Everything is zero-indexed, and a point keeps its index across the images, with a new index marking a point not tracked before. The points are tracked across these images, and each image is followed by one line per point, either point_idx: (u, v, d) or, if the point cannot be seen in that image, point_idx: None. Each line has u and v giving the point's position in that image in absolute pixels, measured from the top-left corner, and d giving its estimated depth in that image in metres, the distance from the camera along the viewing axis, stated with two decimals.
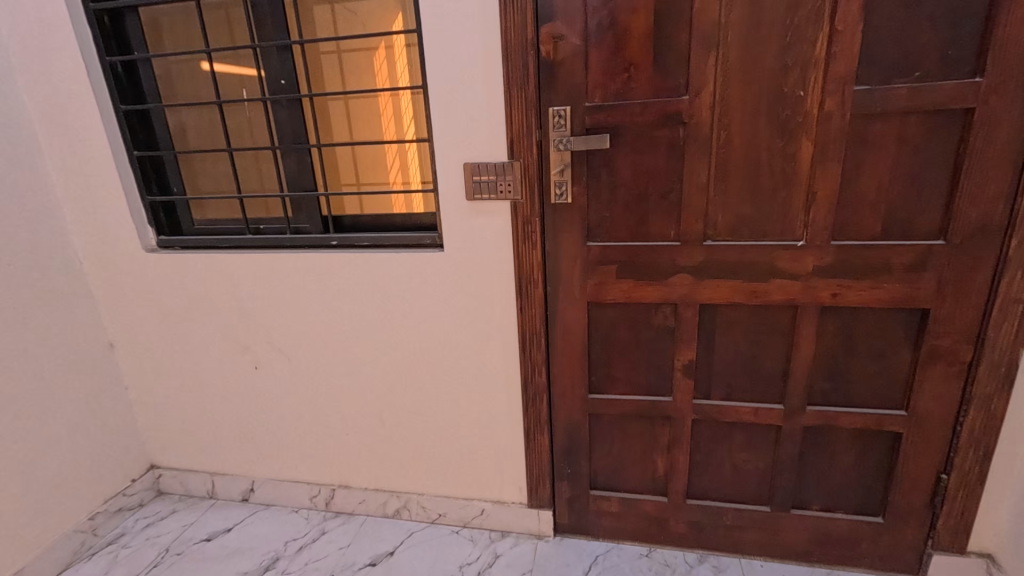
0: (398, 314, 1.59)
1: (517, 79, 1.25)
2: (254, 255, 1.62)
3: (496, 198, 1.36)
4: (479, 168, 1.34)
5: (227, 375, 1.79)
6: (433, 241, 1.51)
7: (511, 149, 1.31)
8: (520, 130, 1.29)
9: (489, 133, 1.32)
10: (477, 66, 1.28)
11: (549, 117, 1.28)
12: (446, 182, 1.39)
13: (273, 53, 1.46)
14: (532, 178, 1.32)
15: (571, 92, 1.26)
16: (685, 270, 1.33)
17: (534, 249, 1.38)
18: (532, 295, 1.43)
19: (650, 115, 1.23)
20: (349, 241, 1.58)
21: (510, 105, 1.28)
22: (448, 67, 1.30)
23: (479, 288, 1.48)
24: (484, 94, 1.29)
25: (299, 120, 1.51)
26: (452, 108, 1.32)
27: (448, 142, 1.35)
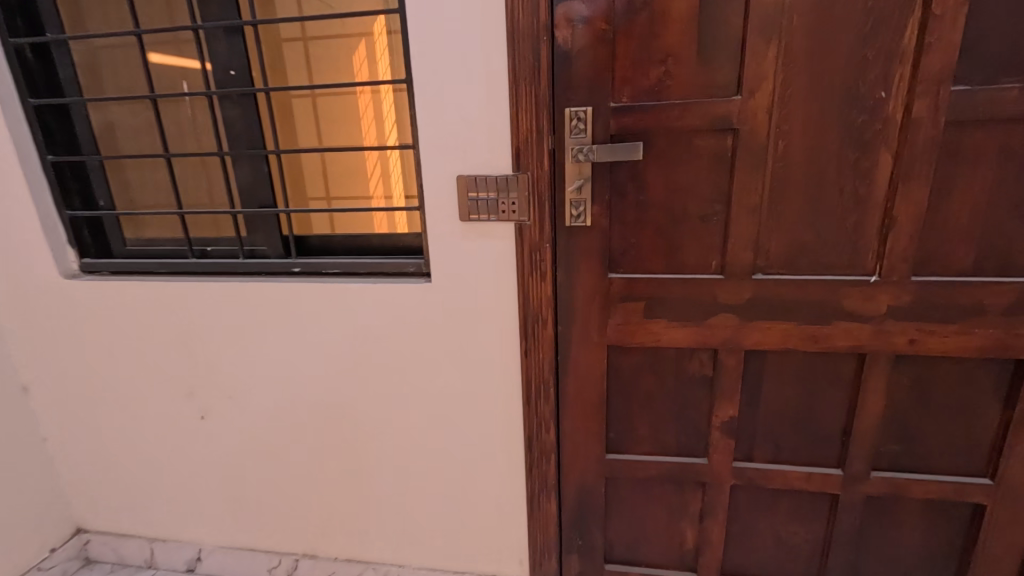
0: (374, 355, 1.31)
1: (526, 73, 1.00)
2: (198, 283, 1.33)
3: (497, 219, 1.10)
4: (476, 182, 1.08)
5: (165, 427, 1.47)
6: (418, 269, 1.24)
7: (516, 159, 1.06)
8: (529, 136, 1.03)
9: (489, 139, 1.06)
10: (475, 55, 1.02)
11: (565, 120, 1.03)
12: (435, 198, 1.13)
13: (220, 37, 1.18)
14: (543, 196, 1.07)
15: (593, 89, 1.01)
16: (730, 308, 1.08)
17: (544, 281, 1.13)
18: (540, 337, 1.17)
19: (692, 119, 0.99)
20: (315, 267, 1.30)
21: (516, 104, 1.02)
22: (439, 56, 1.04)
23: (475, 327, 1.21)
24: (485, 91, 1.04)
25: (253, 120, 1.23)
26: (444, 107, 1.06)
27: (437, 149, 1.09)
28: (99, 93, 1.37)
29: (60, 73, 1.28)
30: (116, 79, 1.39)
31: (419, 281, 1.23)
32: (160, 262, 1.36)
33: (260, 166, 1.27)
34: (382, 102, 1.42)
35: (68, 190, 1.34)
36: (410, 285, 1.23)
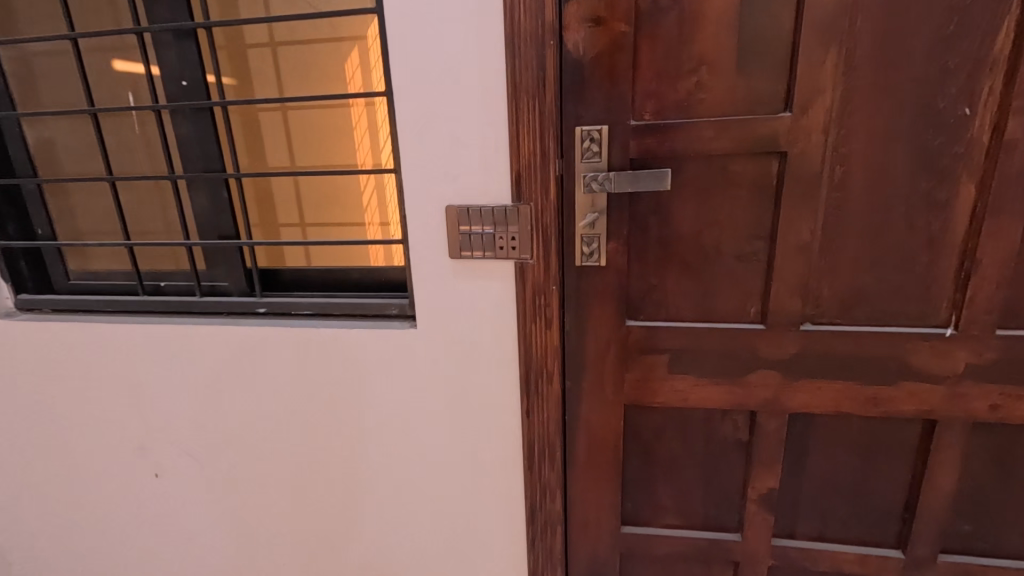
0: (351, 410, 1.13)
1: (529, 84, 0.83)
2: (148, 324, 1.15)
3: (493, 257, 0.93)
4: (468, 213, 0.91)
5: (113, 485, 1.29)
6: (401, 311, 1.06)
7: (516, 187, 0.88)
8: (532, 159, 0.86)
9: (484, 163, 0.89)
10: (466, 63, 0.85)
11: (575, 142, 0.85)
12: (419, 230, 0.95)
13: (169, 42, 1.00)
14: (548, 230, 0.89)
15: (609, 104, 0.83)
16: (772, 364, 0.91)
17: (549, 329, 0.95)
18: (544, 393, 0.99)
19: (729, 139, 0.81)
20: (283, 307, 1.12)
21: (516, 122, 0.85)
22: (425, 63, 0.86)
23: (467, 380, 1.04)
24: (479, 105, 0.86)
25: (209, 138, 1.05)
26: (431, 124, 0.89)
27: (422, 174, 0.92)
28: (36, 105, 1.20)
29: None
30: (58, 90, 1.22)
31: (402, 326, 1.05)
32: (106, 299, 1.19)
33: (219, 191, 1.09)
34: (377, 112, 1.26)
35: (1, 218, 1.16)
36: (391, 331, 1.04)
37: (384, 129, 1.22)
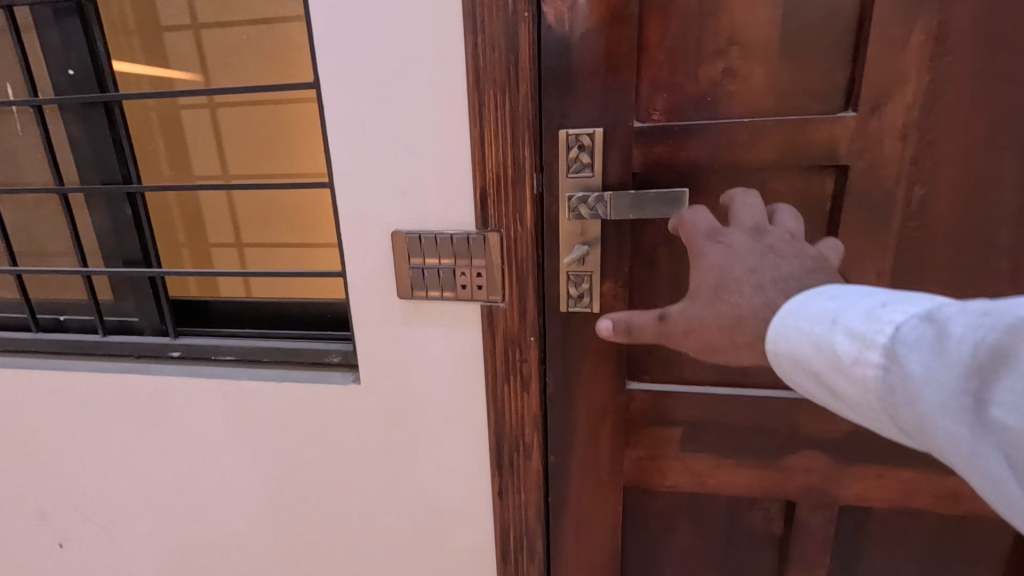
0: (285, 484, 0.90)
1: (497, 70, 0.61)
2: (36, 369, 0.93)
3: (454, 298, 0.71)
4: (419, 242, 0.70)
5: (15, 555, 1.08)
6: (343, 359, 0.84)
7: (481, 209, 0.67)
8: (501, 172, 0.65)
9: (438, 176, 0.67)
10: (410, 40, 0.63)
11: (559, 150, 0.64)
12: (360, 262, 0.74)
13: (49, 21, 0.79)
14: (523, 265, 0.68)
15: (604, 100, 0.62)
16: (820, 444, 0.69)
17: (526, 392, 0.73)
18: (522, 471, 0.77)
19: (769, 148, 0.59)
20: (201, 351, 0.90)
21: (479, 122, 0.63)
22: (358, 42, 0.65)
23: (425, 450, 0.81)
24: (430, 98, 0.64)
25: (105, 141, 0.84)
26: (368, 125, 0.67)
27: (360, 190, 0.70)
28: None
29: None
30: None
31: (344, 379, 0.82)
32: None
33: (122, 207, 0.87)
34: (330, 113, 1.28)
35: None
36: (330, 384, 0.82)
37: None
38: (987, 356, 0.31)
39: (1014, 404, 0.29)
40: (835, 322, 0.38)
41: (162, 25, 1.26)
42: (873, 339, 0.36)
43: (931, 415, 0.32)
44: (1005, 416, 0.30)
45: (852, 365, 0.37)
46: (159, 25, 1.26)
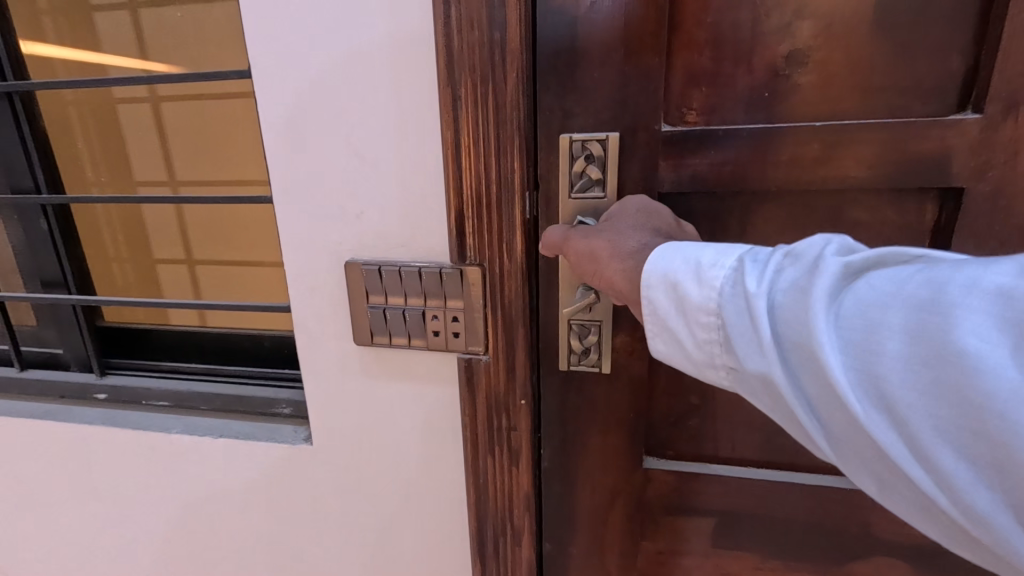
0: (209, 567, 0.71)
1: (482, 54, 0.45)
2: None
3: (423, 348, 0.55)
4: (380, 278, 0.54)
5: None
6: (294, 411, 0.67)
7: (457, 237, 0.51)
8: (483, 189, 0.49)
9: (402, 194, 0.51)
10: (364, 10, 0.47)
11: (560, 160, 0.48)
12: (305, 298, 0.57)
13: None
14: (510, 312, 0.52)
15: (624, 95, 0.46)
16: (896, 547, 0.54)
17: (515, 466, 0.57)
18: (510, 562, 0.61)
19: (849, 164, 0.44)
20: (132, 394, 0.73)
21: (454, 120, 0.47)
22: (298, 12, 0.48)
23: (393, 535, 0.64)
24: (391, 90, 0.48)
25: (12, 140, 0.68)
26: (313, 124, 0.51)
27: (306, 207, 0.54)
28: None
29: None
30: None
31: (292, 438, 0.64)
32: None
33: (36, 219, 0.72)
34: None
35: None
36: (275, 445, 0.64)
37: None
38: (786, 256, 0.32)
39: (800, 288, 0.30)
40: (694, 244, 0.37)
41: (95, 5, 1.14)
42: (716, 251, 0.35)
43: (748, 307, 0.31)
44: (795, 300, 0.30)
45: (687, 274, 0.35)
46: (90, 6, 1.15)
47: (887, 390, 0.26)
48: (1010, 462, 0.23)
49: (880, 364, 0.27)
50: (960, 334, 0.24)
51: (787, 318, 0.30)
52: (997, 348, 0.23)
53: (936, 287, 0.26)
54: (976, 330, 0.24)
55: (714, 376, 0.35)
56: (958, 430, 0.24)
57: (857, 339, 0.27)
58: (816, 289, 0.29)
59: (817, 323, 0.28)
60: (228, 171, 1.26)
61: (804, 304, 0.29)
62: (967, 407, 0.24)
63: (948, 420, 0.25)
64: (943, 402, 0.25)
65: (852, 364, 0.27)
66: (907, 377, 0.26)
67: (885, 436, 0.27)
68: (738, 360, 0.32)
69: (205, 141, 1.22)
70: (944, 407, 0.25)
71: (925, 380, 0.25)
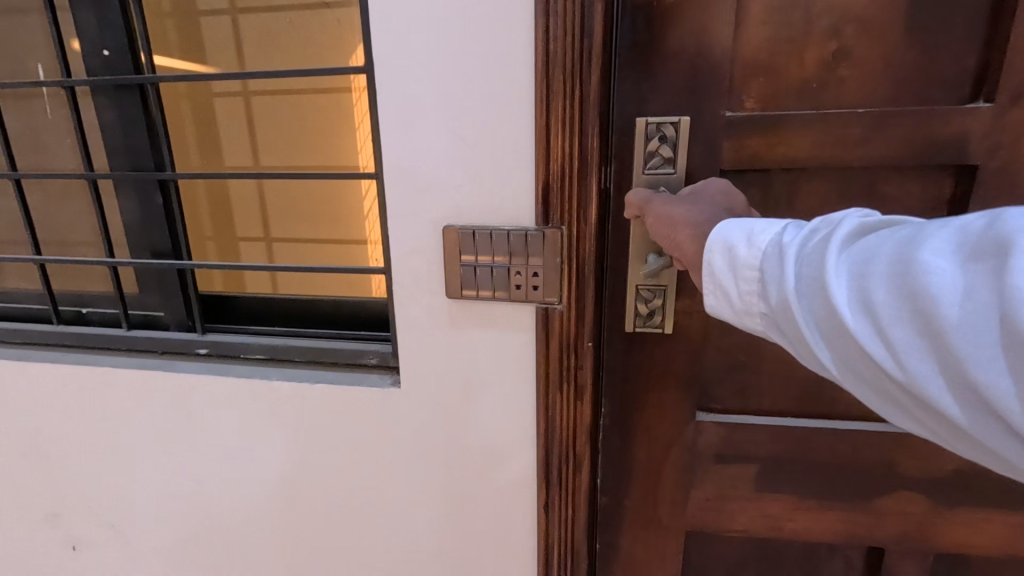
0: (298, 505, 0.80)
1: (572, 47, 0.54)
2: (58, 362, 0.84)
3: (508, 300, 0.64)
4: (474, 239, 0.62)
5: (23, 564, 0.97)
6: (382, 361, 0.75)
7: (542, 205, 0.60)
8: (565, 161, 0.58)
9: (496, 168, 0.60)
10: (473, 13, 0.56)
11: (635, 138, 0.58)
12: (406, 258, 0.66)
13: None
14: (583, 265, 0.61)
15: (695, 89, 0.55)
16: (911, 476, 0.64)
17: (580, 401, 0.66)
18: (572, 488, 0.69)
19: (882, 148, 0.54)
20: (231, 349, 0.82)
21: (546, 102, 0.56)
22: (417, 15, 0.58)
23: (471, 473, 0.72)
24: (494, 78, 0.57)
25: (138, 126, 0.78)
26: (423, 109, 0.60)
27: (412, 178, 0.63)
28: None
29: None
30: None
31: (381, 382, 0.73)
32: (9, 329, 0.89)
33: (151, 195, 0.82)
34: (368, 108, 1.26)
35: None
36: (367, 388, 0.73)
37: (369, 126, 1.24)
38: (819, 223, 0.39)
39: (822, 239, 0.37)
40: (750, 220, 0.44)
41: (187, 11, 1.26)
42: (766, 224, 0.43)
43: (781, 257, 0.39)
44: (817, 247, 0.37)
45: (741, 239, 0.43)
46: (196, 11, 1.27)
47: (872, 304, 0.33)
48: (956, 354, 0.29)
49: (868, 283, 0.33)
50: (928, 255, 0.31)
51: (809, 261, 0.37)
52: (955, 267, 0.30)
53: (921, 229, 0.33)
54: (937, 248, 0.31)
55: (754, 323, 0.42)
56: (923, 333, 0.31)
57: (854, 262, 0.35)
58: (833, 237, 0.36)
59: (829, 257, 0.35)
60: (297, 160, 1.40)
61: (821, 245, 0.37)
62: (928, 311, 0.30)
63: (915, 327, 0.31)
64: (912, 311, 0.31)
65: (846, 279, 0.34)
66: (882, 282, 0.33)
67: (872, 347, 0.33)
68: (772, 302, 0.39)
69: (276, 131, 1.36)
70: (913, 314, 0.31)
71: (900, 296, 0.32)
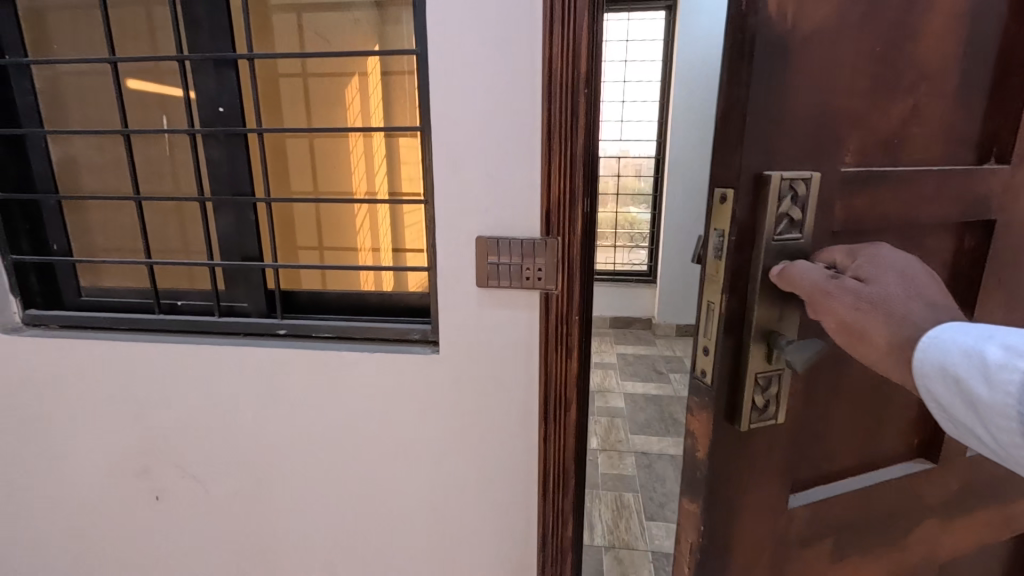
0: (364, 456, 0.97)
1: (561, 110, 0.75)
2: (162, 342, 0.98)
3: (519, 287, 0.83)
4: (498, 245, 0.82)
5: (113, 513, 1.10)
6: (424, 336, 0.92)
7: (545, 220, 0.80)
8: (561, 195, 0.78)
9: (515, 195, 0.80)
10: (497, 90, 0.77)
11: (769, 196, 0.47)
12: (446, 264, 0.85)
13: (209, 68, 0.94)
14: (574, 262, 0.81)
15: (810, 145, 0.49)
16: (934, 504, 0.67)
17: (569, 358, 0.85)
18: (563, 425, 0.87)
19: (938, 199, 0.54)
20: (302, 328, 0.96)
21: (547, 151, 0.77)
22: (461, 95, 0.78)
23: (489, 424, 0.91)
24: (511, 133, 0.78)
25: (240, 161, 0.96)
26: (461, 158, 0.80)
27: (454, 208, 0.83)
28: (62, 125, 1.17)
29: (17, 99, 1.00)
30: (86, 110, 1.19)
31: (424, 351, 0.91)
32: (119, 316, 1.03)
33: (248, 212, 1.00)
34: (375, 142, 1.39)
35: (14, 231, 1.02)
36: (412, 357, 0.90)
37: (380, 157, 1.39)
38: None
39: None
40: (990, 339, 0.39)
41: (279, 72, 1.38)
42: (1012, 353, 0.38)
43: None
44: None
45: (974, 374, 0.39)
46: (277, 74, 1.39)
47: None
48: None
49: None
50: None
51: None
52: None
53: None
54: None
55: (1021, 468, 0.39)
56: None
57: None
58: None
59: None
60: (328, 187, 1.49)
61: None
62: None
63: None
64: None
65: None
66: None
67: None
68: None
69: (331, 163, 1.46)
70: None
71: None
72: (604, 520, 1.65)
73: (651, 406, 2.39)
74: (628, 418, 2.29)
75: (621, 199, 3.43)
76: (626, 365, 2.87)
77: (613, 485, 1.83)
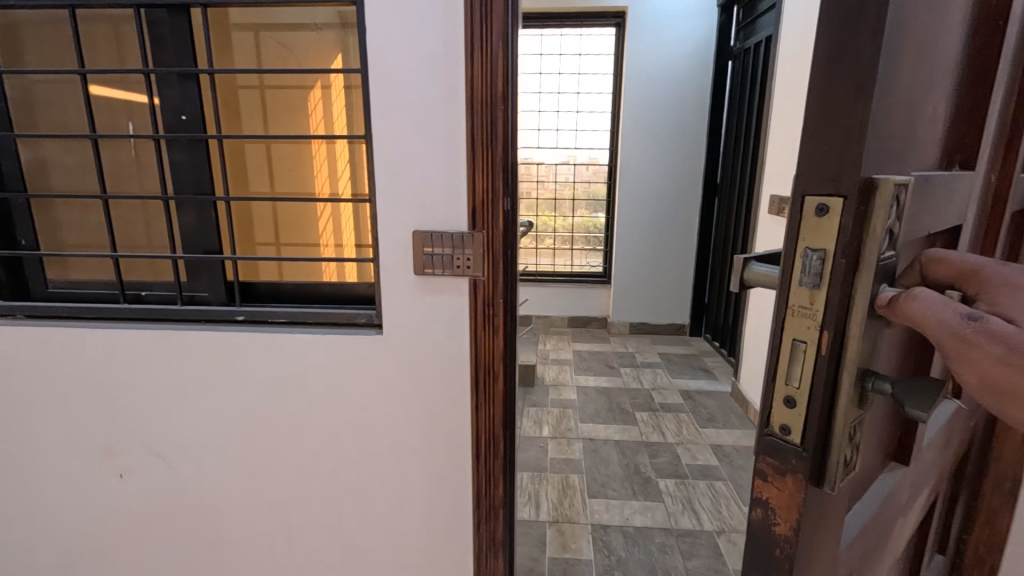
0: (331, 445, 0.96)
1: (484, 110, 0.79)
2: (131, 329, 0.94)
3: (451, 276, 0.86)
4: (433, 237, 0.85)
5: (72, 501, 1.05)
6: (371, 319, 0.92)
7: (472, 215, 0.84)
8: (485, 189, 0.83)
9: (447, 191, 0.84)
10: (425, 92, 0.80)
11: (882, 207, 0.37)
12: (396, 254, 0.87)
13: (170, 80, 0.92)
14: (500, 255, 0.85)
15: (894, 142, 0.40)
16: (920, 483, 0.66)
17: (495, 336, 0.88)
18: (493, 394, 0.91)
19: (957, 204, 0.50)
20: (258, 313, 0.94)
21: (472, 154, 0.81)
22: (411, 84, 0.80)
23: (437, 398, 0.93)
24: (444, 129, 0.81)
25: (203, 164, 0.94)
26: (404, 143, 0.83)
27: (392, 193, 0.85)
28: (31, 129, 1.13)
29: None
30: (55, 116, 1.14)
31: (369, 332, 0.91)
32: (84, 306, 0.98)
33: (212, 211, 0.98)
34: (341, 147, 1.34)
35: None
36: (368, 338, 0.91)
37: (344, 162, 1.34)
38: None
39: None
40: None
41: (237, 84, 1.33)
42: None
43: None
44: None
45: None
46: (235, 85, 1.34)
47: None
48: None
49: None
50: None
51: None
52: None
53: None
54: None
55: None
56: None
57: None
58: None
59: None
60: (296, 188, 1.44)
61: None
62: None
63: None
64: None
65: None
66: None
67: None
68: None
69: (294, 168, 1.42)
70: None
71: None
72: (550, 498, 1.66)
73: (601, 397, 2.40)
74: (578, 408, 2.30)
75: (577, 205, 3.49)
76: (580, 361, 2.90)
77: (560, 467, 1.83)
